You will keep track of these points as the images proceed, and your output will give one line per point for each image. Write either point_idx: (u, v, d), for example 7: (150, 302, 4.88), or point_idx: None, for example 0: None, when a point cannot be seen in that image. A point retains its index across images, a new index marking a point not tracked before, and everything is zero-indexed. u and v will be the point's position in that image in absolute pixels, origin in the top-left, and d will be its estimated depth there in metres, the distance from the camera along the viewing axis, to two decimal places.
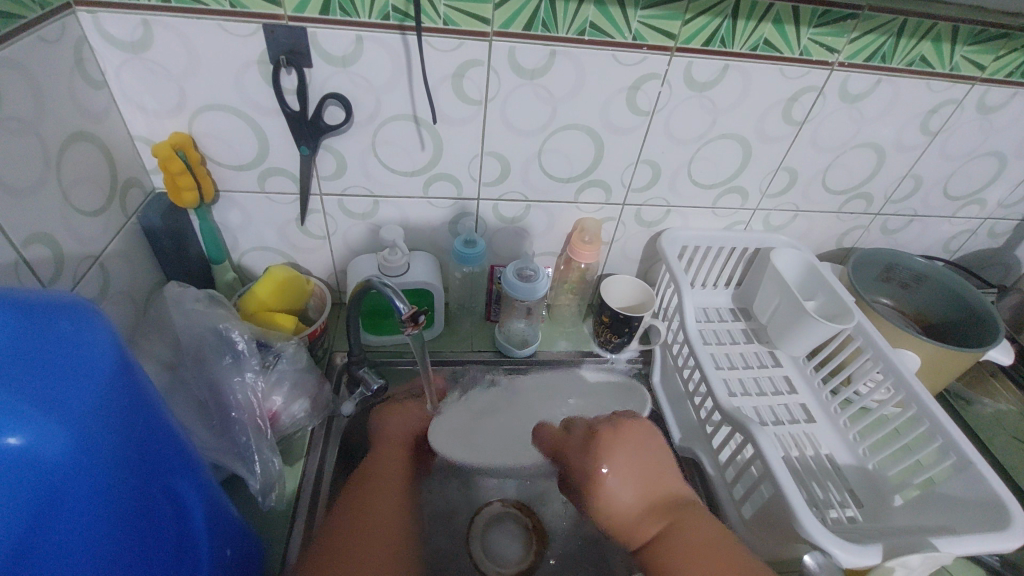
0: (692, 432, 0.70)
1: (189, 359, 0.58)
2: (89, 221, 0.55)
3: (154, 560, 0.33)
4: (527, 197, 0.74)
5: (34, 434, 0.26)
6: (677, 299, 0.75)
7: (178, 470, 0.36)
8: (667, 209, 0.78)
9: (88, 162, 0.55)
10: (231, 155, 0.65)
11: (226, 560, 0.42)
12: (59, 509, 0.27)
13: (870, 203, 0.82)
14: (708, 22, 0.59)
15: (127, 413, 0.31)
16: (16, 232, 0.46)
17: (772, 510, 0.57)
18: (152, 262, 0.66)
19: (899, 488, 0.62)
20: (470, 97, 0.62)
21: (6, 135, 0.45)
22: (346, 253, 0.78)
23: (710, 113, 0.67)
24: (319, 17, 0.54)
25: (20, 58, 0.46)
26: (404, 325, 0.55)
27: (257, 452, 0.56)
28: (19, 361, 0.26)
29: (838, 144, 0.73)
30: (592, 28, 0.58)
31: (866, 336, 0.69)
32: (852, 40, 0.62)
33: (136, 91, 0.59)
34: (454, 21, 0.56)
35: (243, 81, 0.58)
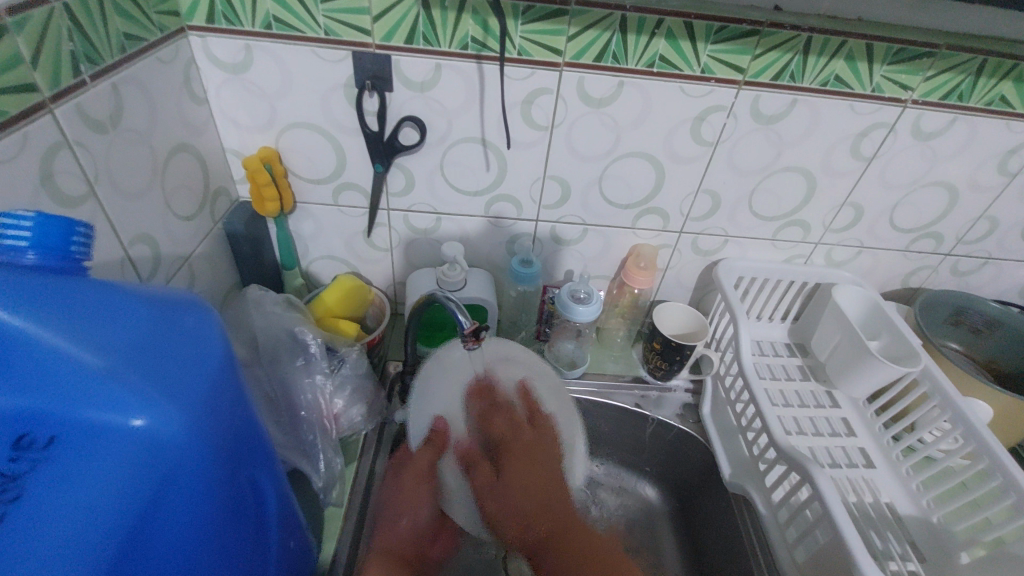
0: (744, 468, 0.68)
1: (264, 358, 0.61)
2: (183, 224, 0.60)
3: (237, 540, 0.36)
4: (584, 221, 0.75)
5: (155, 418, 0.29)
6: (733, 330, 0.74)
7: (261, 460, 0.39)
8: (725, 239, 0.78)
9: (188, 171, 0.60)
10: (311, 170, 0.69)
11: (290, 553, 0.44)
12: (168, 489, 0.30)
13: (941, 243, 0.79)
14: (778, 57, 0.59)
15: (228, 405, 0.33)
16: (125, 232, 0.51)
17: (828, 554, 0.54)
18: (231, 265, 0.71)
19: (967, 544, 0.58)
20: (537, 122, 0.65)
21: (124, 144, 0.50)
22: (406, 266, 0.81)
23: (775, 145, 0.67)
24: (403, 45, 0.58)
25: (141, 76, 0.52)
26: (465, 339, 0.57)
27: (321, 452, 0.60)
28: (146, 350, 0.30)
29: (907, 181, 0.71)
30: (661, 61, 0.59)
31: (933, 382, 0.66)
32: (927, 79, 0.61)
33: (232, 108, 0.64)
34: (529, 52, 0.59)
35: (329, 102, 0.63)
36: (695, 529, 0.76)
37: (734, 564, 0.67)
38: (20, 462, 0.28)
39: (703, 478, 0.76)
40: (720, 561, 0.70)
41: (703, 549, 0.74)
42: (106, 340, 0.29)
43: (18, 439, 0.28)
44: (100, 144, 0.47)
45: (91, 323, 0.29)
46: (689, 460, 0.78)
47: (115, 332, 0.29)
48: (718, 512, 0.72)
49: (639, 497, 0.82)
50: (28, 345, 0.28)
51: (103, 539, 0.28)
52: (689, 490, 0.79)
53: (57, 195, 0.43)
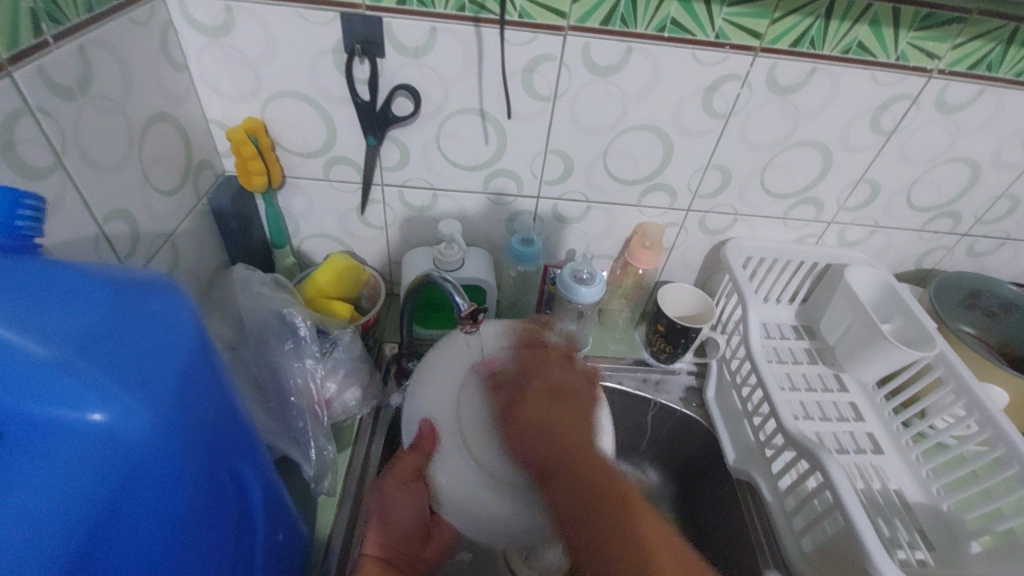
0: (749, 454, 0.66)
1: (252, 340, 0.59)
2: (164, 199, 0.57)
3: (217, 537, 0.34)
4: (588, 198, 0.72)
5: (116, 412, 0.27)
6: (741, 312, 0.71)
7: (243, 451, 0.37)
8: (734, 217, 0.75)
9: (167, 142, 0.57)
10: (300, 143, 0.66)
11: (278, 545, 0.43)
12: (134, 488, 0.28)
13: (958, 223, 0.76)
14: (798, 22, 0.55)
15: (202, 399, 0.31)
16: (99, 207, 0.48)
17: (838, 545, 0.53)
18: (218, 243, 0.68)
19: (977, 533, 0.56)
20: (539, 92, 0.61)
21: (94, 112, 0.46)
22: (402, 245, 0.78)
23: (791, 118, 0.64)
24: (395, 7, 0.54)
25: (112, 38, 0.48)
26: (462, 322, 0.55)
27: (313, 438, 0.57)
28: (106, 339, 0.27)
29: (928, 157, 0.68)
30: (672, 25, 0.55)
31: (948, 367, 0.64)
32: (956, 46, 0.57)
33: (214, 76, 0.60)
34: (531, 14, 0.55)
35: (317, 69, 0.59)
36: (696, 515, 0.75)
37: (737, 550, 0.66)
38: None
39: (705, 463, 0.75)
40: (723, 547, 0.69)
41: (704, 534, 0.73)
42: (57, 328, 0.26)
43: None
44: (67, 111, 0.44)
45: (40, 309, 0.26)
46: (691, 444, 0.76)
47: (69, 318, 0.26)
48: (721, 497, 0.70)
49: (640, 481, 0.81)
50: None
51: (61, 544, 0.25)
52: (691, 474, 0.77)
53: (18, 165, 0.40)
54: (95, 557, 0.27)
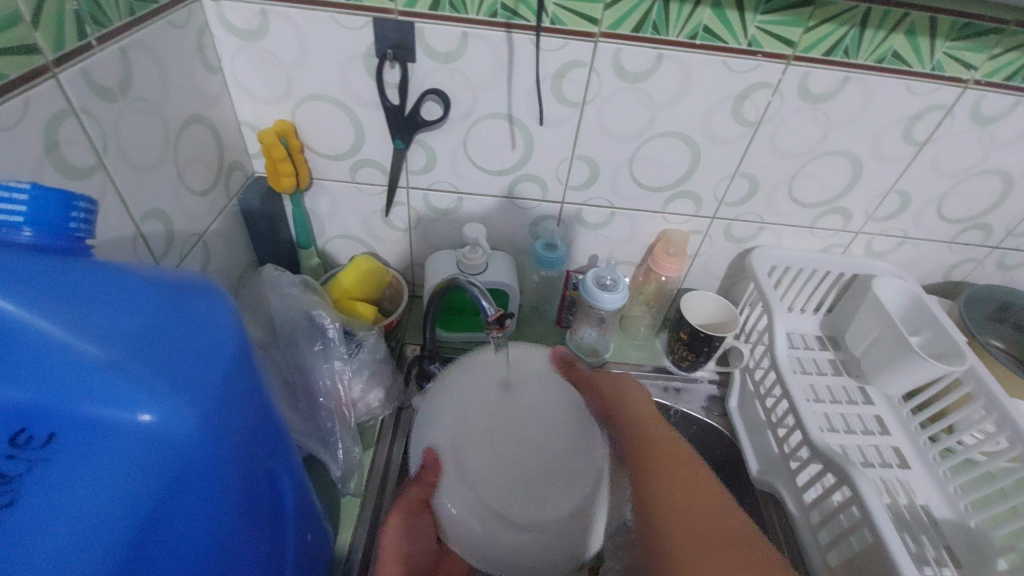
0: (772, 464, 0.66)
1: (282, 341, 0.60)
2: (197, 200, 0.58)
3: (253, 537, 0.34)
4: (613, 204, 0.72)
5: (164, 414, 0.27)
6: (766, 321, 0.71)
7: (278, 451, 0.37)
8: (760, 226, 0.74)
9: (201, 144, 0.57)
10: (329, 145, 0.66)
11: (307, 545, 0.43)
12: (179, 489, 0.28)
13: (989, 235, 0.75)
14: (832, 31, 0.55)
15: (243, 402, 0.31)
16: (137, 207, 0.48)
17: (865, 560, 0.52)
18: (247, 243, 0.69)
19: (1007, 552, 0.55)
20: (568, 98, 0.61)
21: (134, 113, 0.47)
22: (426, 247, 0.78)
23: (822, 127, 0.63)
24: (428, 12, 0.54)
25: (152, 41, 0.49)
26: (489, 327, 0.55)
27: (340, 439, 0.58)
28: (155, 341, 0.27)
29: (960, 168, 0.67)
30: (704, 32, 0.55)
31: (978, 382, 0.63)
32: (992, 57, 0.56)
33: (247, 78, 0.61)
34: (562, 21, 0.55)
35: (348, 73, 0.59)
36: None
37: None
38: (19, 460, 0.26)
39: (727, 472, 0.74)
40: None
41: None
42: (110, 330, 0.27)
43: (14, 436, 0.26)
44: (108, 113, 0.44)
45: (94, 312, 0.27)
46: (712, 454, 0.76)
47: (120, 321, 0.27)
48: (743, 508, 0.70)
49: None
50: (30, 334, 0.26)
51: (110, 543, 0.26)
52: None
53: (62, 165, 0.41)
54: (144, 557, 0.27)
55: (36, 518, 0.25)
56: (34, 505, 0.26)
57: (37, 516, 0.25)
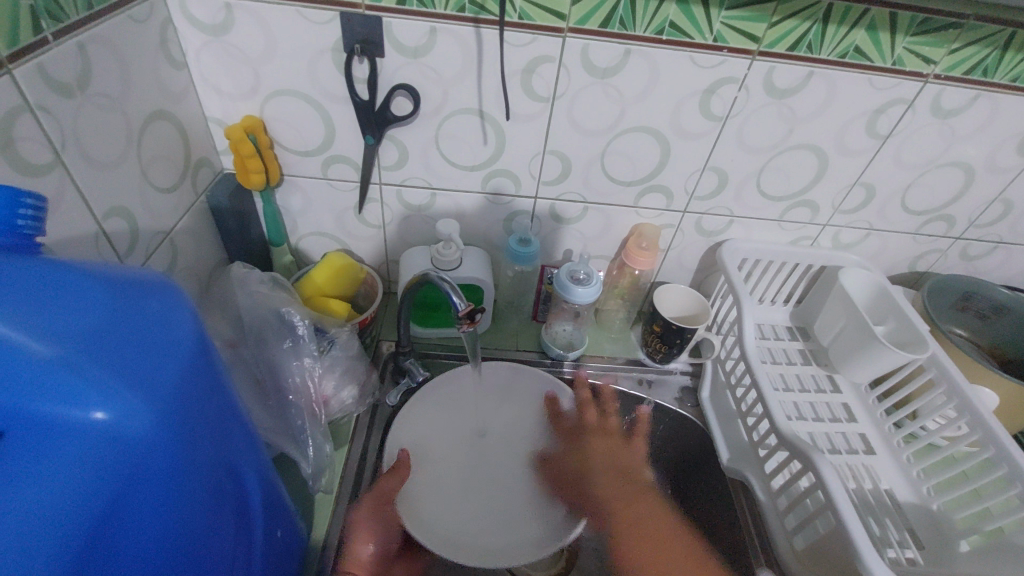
0: (742, 454, 0.67)
1: (251, 339, 0.59)
2: (163, 197, 0.57)
3: (217, 535, 0.34)
4: (585, 199, 0.72)
5: (117, 411, 0.27)
6: (736, 312, 0.72)
7: (242, 448, 0.37)
8: (730, 219, 0.75)
9: (166, 140, 0.57)
10: (298, 141, 0.66)
11: (276, 542, 0.43)
12: (135, 487, 0.28)
13: (952, 226, 0.77)
14: (795, 27, 0.56)
15: (201, 397, 0.31)
16: (98, 204, 0.48)
17: (829, 544, 0.54)
18: (217, 241, 0.68)
19: (966, 533, 0.57)
20: (538, 93, 0.61)
21: (94, 110, 0.47)
22: (400, 243, 0.78)
23: (788, 121, 0.64)
24: (395, 7, 0.54)
25: (112, 35, 0.48)
26: (460, 322, 0.55)
27: (310, 436, 0.57)
28: (107, 338, 0.27)
29: (923, 160, 0.68)
30: (670, 28, 0.56)
31: (940, 369, 0.65)
32: (952, 51, 0.58)
33: (213, 73, 0.60)
34: (530, 16, 0.55)
35: (316, 68, 0.59)
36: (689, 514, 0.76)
37: (729, 549, 0.67)
38: None
39: (699, 462, 0.75)
40: (715, 545, 0.70)
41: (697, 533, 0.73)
42: (58, 326, 0.26)
43: None
44: (67, 109, 0.44)
45: (41, 309, 0.26)
46: (686, 444, 0.77)
47: (71, 318, 0.27)
48: (715, 497, 0.71)
49: None
50: None
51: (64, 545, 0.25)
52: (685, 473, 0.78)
53: (18, 163, 0.40)
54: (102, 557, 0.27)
55: None
56: None
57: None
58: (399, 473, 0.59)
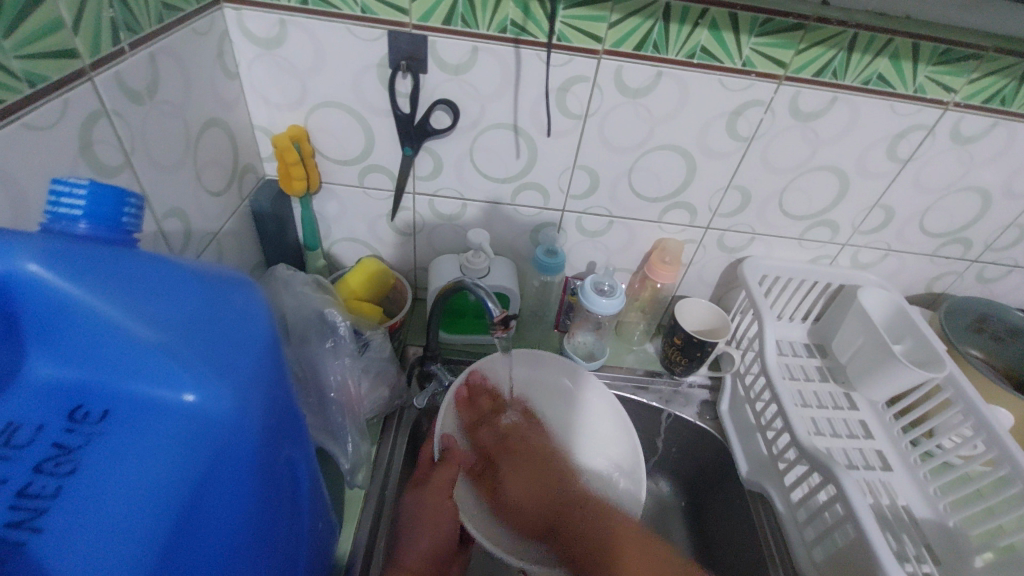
0: (761, 467, 0.68)
1: (293, 337, 0.61)
2: (213, 200, 0.59)
3: (275, 523, 0.36)
4: (611, 213, 0.75)
5: (204, 395, 0.29)
6: (757, 327, 0.74)
7: (297, 441, 0.38)
8: (751, 236, 0.77)
9: (218, 146, 0.60)
10: (339, 150, 0.68)
11: (318, 533, 0.44)
12: (216, 470, 0.30)
13: (969, 249, 0.78)
14: (821, 54, 0.58)
15: (276, 387, 0.33)
16: (158, 205, 0.50)
17: (848, 555, 0.55)
18: (256, 243, 0.71)
19: (982, 549, 0.58)
20: (571, 111, 0.64)
21: (159, 116, 0.49)
22: (429, 251, 0.80)
23: (811, 143, 0.66)
24: (441, 26, 0.57)
25: (178, 48, 0.51)
26: (494, 327, 0.58)
27: (348, 432, 0.59)
28: (199, 328, 0.29)
29: (941, 184, 0.70)
30: (701, 52, 0.58)
31: (956, 389, 0.66)
32: (971, 81, 0.60)
33: (263, 84, 0.63)
34: (568, 38, 0.58)
35: (361, 82, 0.62)
36: (706, 526, 0.77)
37: (746, 559, 0.68)
38: (77, 433, 0.29)
39: (717, 474, 0.76)
40: (732, 555, 0.71)
41: (713, 544, 0.75)
42: (160, 315, 0.29)
43: (74, 411, 0.30)
44: (136, 115, 0.46)
45: (144, 299, 0.29)
46: (704, 455, 0.78)
47: (165, 307, 0.29)
48: (732, 508, 0.72)
49: (651, 490, 0.82)
50: (90, 320, 0.28)
51: (157, 514, 0.28)
52: (702, 486, 0.79)
53: (95, 164, 0.43)
54: (187, 529, 0.30)
55: (92, 486, 0.28)
56: (91, 475, 0.28)
57: (92, 483, 0.28)
58: (451, 467, 0.61)
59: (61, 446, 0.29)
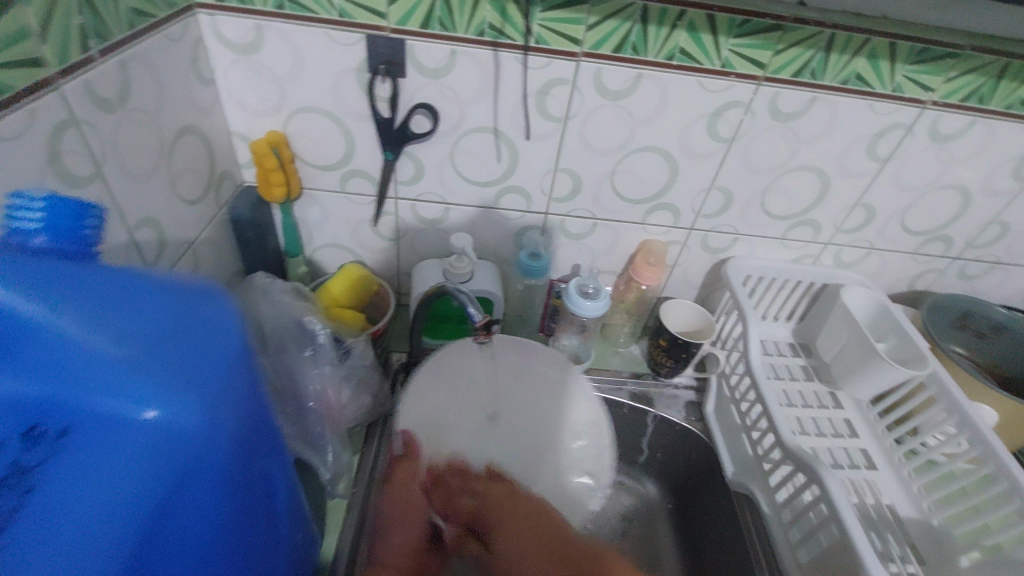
0: (746, 468, 0.68)
1: (271, 347, 0.60)
2: (188, 208, 0.59)
3: (250, 535, 0.35)
4: (594, 215, 0.75)
5: (171, 409, 0.28)
6: (741, 328, 0.74)
7: (273, 452, 0.38)
8: (734, 237, 0.77)
9: (194, 154, 0.59)
10: (318, 155, 0.68)
11: (296, 545, 0.44)
12: (186, 483, 0.29)
13: (950, 247, 0.79)
14: (799, 54, 0.58)
15: (249, 398, 0.32)
16: (131, 215, 0.49)
17: (832, 557, 0.55)
18: (235, 251, 0.70)
19: (967, 547, 0.59)
20: (551, 114, 0.64)
21: (131, 124, 0.49)
22: (412, 256, 0.80)
23: (791, 144, 0.66)
24: (418, 30, 0.57)
25: (150, 55, 0.50)
26: (476, 332, 0.57)
27: (327, 443, 0.60)
28: (164, 340, 0.29)
29: (921, 183, 0.71)
30: (681, 54, 0.58)
31: (939, 386, 0.66)
32: (949, 80, 0.60)
33: (240, 89, 0.62)
34: (547, 41, 0.57)
35: (340, 86, 0.61)
36: (693, 527, 0.77)
37: (732, 560, 0.68)
38: (37, 451, 0.28)
39: (702, 475, 0.76)
40: (718, 557, 0.71)
41: (700, 546, 0.75)
42: (122, 329, 0.28)
43: (31, 429, 0.28)
44: (107, 124, 0.46)
45: (106, 313, 0.28)
46: (689, 457, 0.78)
47: (131, 321, 0.29)
48: (718, 510, 0.72)
49: (638, 492, 0.82)
50: (47, 336, 0.28)
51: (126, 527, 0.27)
52: (689, 487, 0.79)
53: (64, 175, 0.42)
54: (156, 541, 0.29)
55: (53, 504, 0.27)
56: (53, 494, 0.27)
57: (54, 501, 0.27)
58: (411, 461, 0.54)
59: (18, 466, 0.28)
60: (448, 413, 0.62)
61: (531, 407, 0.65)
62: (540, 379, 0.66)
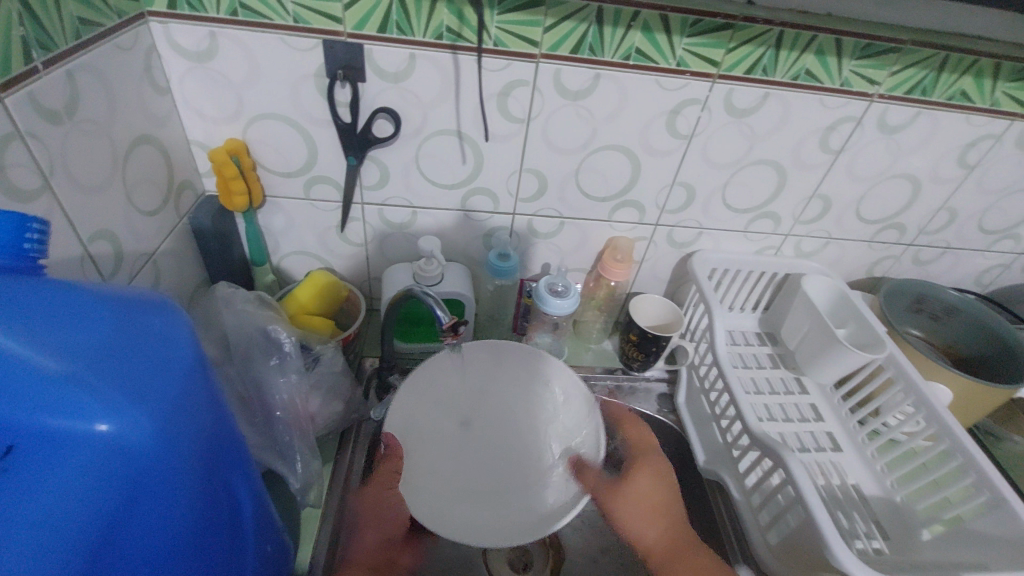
0: (717, 455, 0.70)
1: (236, 358, 0.59)
2: (146, 220, 0.58)
3: (210, 548, 0.34)
4: (561, 214, 0.75)
5: (120, 424, 0.28)
6: (707, 320, 0.75)
7: (235, 464, 0.37)
8: (699, 231, 0.79)
9: (150, 164, 0.58)
10: (280, 162, 0.67)
11: (267, 554, 0.43)
12: (138, 497, 0.29)
13: (904, 233, 0.82)
14: (750, 52, 0.60)
15: (201, 410, 0.32)
16: (85, 228, 0.48)
17: (800, 538, 0.57)
18: (197, 261, 0.69)
19: (927, 522, 0.61)
20: (513, 115, 0.64)
21: (82, 136, 0.48)
22: (381, 261, 0.79)
23: (748, 139, 0.68)
24: (376, 35, 0.57)
25: (99, 64, 0.49)
26: (444, 334, 0.57)
27: (297, 450, 0.59)
28: (111, 354, 0.28)
29: (873, 173, 0.73)
30: (637, 54, 0.59)
31: (897, 368, 0.69)
32: (893, 74, 0.63)
33: (196, 97, 0.61)
34: (505, 43, 0.58)
35: (299, 92, 0.61)
36: None
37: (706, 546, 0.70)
38: None
39: (675, 465, 0.78)
40: None
41: None
42: (65, 344, 0.27)
43: None
44: (55, 135, 0.45)
45: (47, 329, 0.27)
46: (662, 448, 0.80)
47: (75, 336, 0.28)
48: (692, 498, 0.74)
49: None
50: None
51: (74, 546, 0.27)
52: None
53: (10, 189, 0.41)
54: (108, 558, 0.28)
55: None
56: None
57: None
58: (393, 459, 0.57)
59: None
60: (422, 418, 0.67)
61: (511, 405, 0.69)
62: (516, 369, 0.69)
